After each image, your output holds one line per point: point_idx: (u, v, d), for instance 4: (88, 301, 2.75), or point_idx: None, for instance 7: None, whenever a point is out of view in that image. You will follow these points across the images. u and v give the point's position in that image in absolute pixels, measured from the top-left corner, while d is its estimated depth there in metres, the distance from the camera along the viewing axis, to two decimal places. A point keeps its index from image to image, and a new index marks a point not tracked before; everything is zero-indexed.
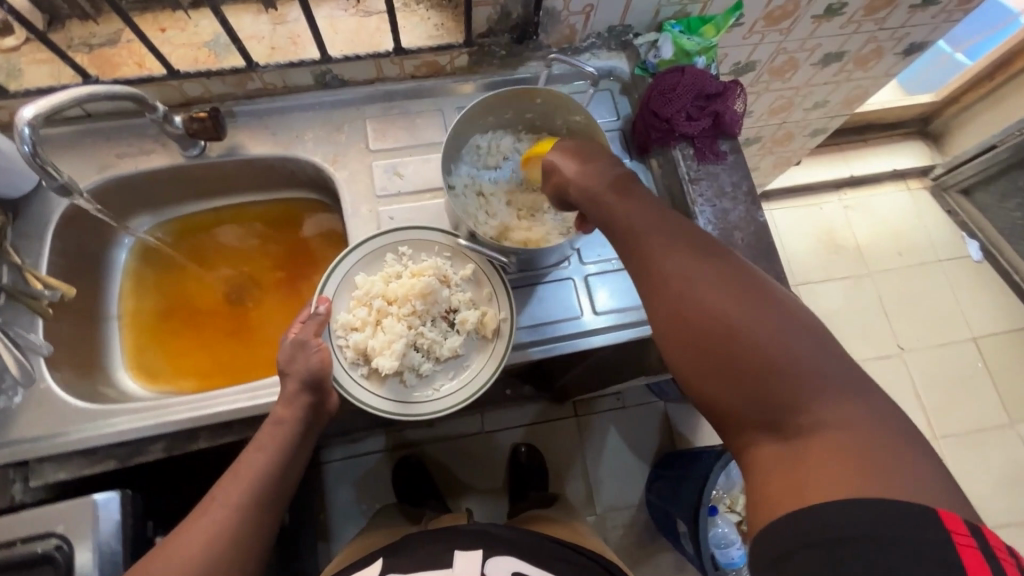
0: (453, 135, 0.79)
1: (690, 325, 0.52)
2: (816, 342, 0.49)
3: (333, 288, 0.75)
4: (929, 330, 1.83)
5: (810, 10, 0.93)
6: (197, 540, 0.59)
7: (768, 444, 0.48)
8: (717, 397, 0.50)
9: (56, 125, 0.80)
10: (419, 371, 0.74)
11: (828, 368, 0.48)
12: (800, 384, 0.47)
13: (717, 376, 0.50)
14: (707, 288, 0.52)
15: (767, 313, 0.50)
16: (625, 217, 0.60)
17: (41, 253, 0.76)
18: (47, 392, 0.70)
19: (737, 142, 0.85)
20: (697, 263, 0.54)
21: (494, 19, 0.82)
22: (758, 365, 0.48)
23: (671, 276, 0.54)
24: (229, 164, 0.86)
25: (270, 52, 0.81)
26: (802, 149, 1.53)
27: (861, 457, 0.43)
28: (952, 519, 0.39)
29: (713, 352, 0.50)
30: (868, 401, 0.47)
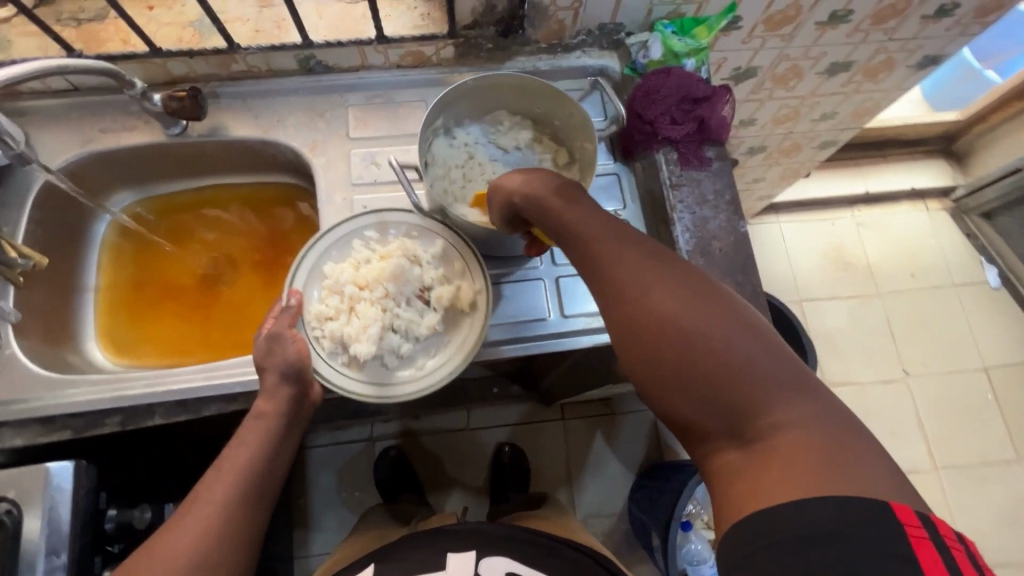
0: (477, 91, 0.80)
1: (644, 332, 0.49)
2: (765, 343, 0.47)
3: (302, 280, 0.73)
4: (938, 357, 1.76)
5: (814, 16, 0.89)
6: (189, 538, 0.57)
7: (729, 451, 0.46)
8: (675, 406, 0.48)
9: (43, 97, 0.81)
10: (400, 352, 0.72)
11: (779, 368, 0.46)
12: (758, 386, 0.45)
13: (673, 383, 0.47)
14: (659, 292, 0.50)
15: (719, 314, 0.48)
16: (574, 222, 0.58)
17: (18, 222, 0.77)
18: (11, 358, 0.72)
19: (723, 149, 0.83)
20: (647, 266, 0.52)
21: (479, 12, 0.80)
22: (713, 369, 0.46)
23: (622, 281, 0.52)
24: (209, 145, 0.86)
25: (253, 35, 0.80)
26: (810, 161, 1.48)
27: (820, 456, 0.42)
28: (903, 511, 0.39)
29: (668, 358, 0.48)
30: (819, 398, 0.45)
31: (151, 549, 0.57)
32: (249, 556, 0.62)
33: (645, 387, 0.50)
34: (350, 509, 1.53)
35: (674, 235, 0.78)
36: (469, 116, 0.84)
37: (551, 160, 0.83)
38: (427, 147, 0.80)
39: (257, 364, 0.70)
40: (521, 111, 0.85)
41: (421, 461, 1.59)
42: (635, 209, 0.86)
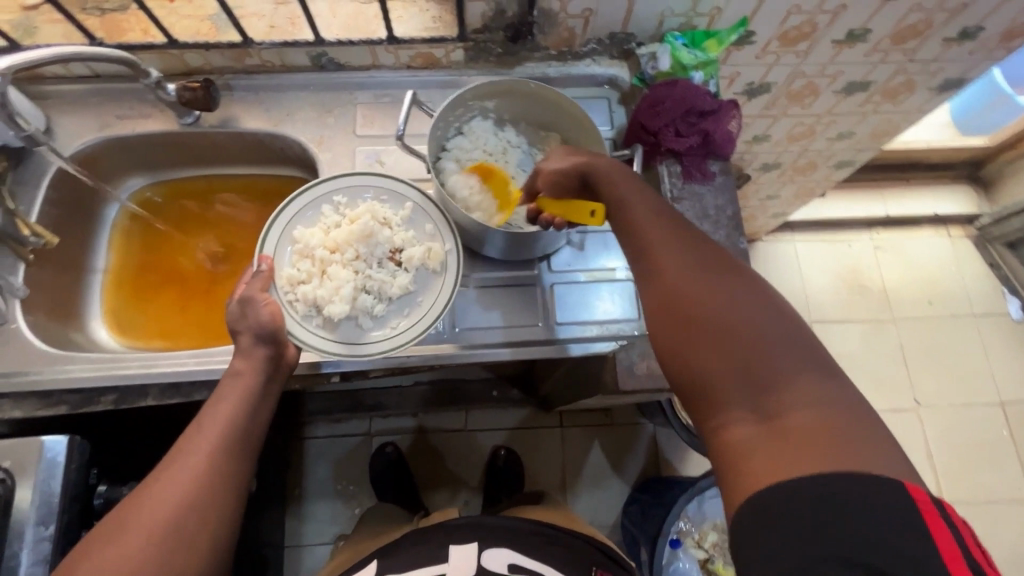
0: (544, 101, 0.81)
1: (683, 301, 0.52)
2: (795, 330, 0.49)
3: (273, 245, 0.76)
4: (952, 388, 1.71)
5: (830, 32, 0.88)
6: (172, 492, 0.58)
7: (744, 422, 0.46)
8: (698, 371, 0.49)
9: (65, 83, 0.84)
10: (373, 313, 0.74)
11: (805, 352, 0.47)
12: (784, 362, 0.46)
13: (703, 348, 0.49)
14: (703, 272, 0.53)
15: (756, 299, 0.51)
16: (624, 205, 0.61)
17: (33, 203, 0.80)
18: (16, 332, 0.75)
19: (728, 164, 0.82)
20: (692, 251, 0.56)
21: (489, 16, 0.80)
22: (742, 339, 0.48)
23: (665, 258, 0.55)
24: (221, 136, 0.88)
25: (268, 31, 0.82)
26: (827, 180, 1.45)
27: (837, 435, 0.42)
28: (918, 489, 0.39)
29: (701, 325, 0.50)
30: (844, 388, 0.46)
31: (136, 501, 0.58)
32: (237, 504, 0.62)
33: (671, 355, 0.51)
34: (344, 502, 1.54)
35: None
36: (526, 120, 0.86)
37: None
38: (469, 118, 0.84)
39: (230, 329, 0.69)
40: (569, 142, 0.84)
41: (416, 458, 1.59)
42: None
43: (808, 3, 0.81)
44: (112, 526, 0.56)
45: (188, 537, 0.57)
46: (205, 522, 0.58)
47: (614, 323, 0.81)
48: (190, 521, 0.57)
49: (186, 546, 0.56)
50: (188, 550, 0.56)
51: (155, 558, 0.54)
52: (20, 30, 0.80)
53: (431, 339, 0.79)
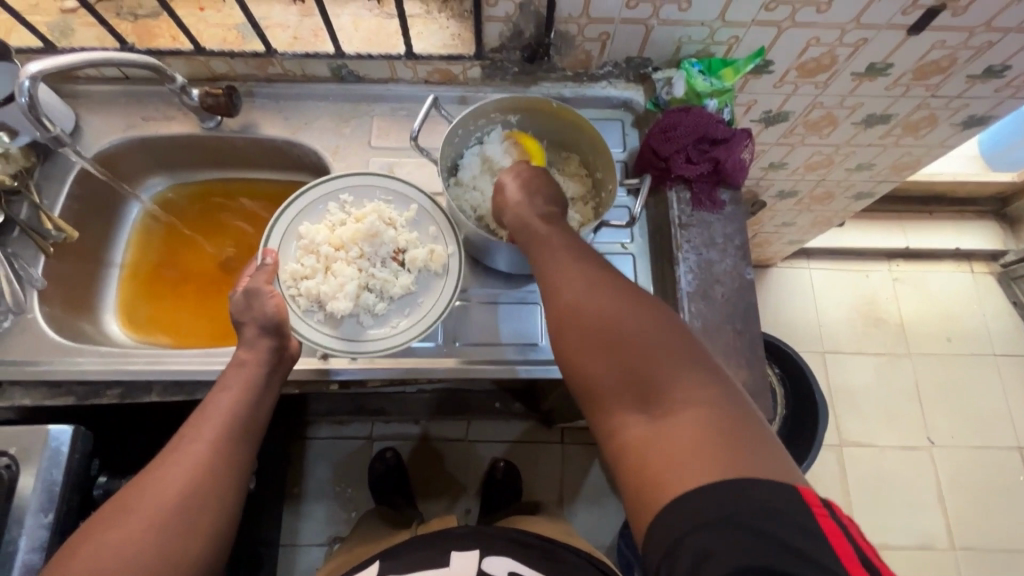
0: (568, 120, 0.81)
1: (574, 308, 0.53)
2: (677, 334, 0.51)
3: (279, 239, 0.77)
4: (967, 429, 1.65)
5: (850, 65, 0.87)
6: (176, 478, 0.60)
7: (636, 422, 0.48)
8: (591, 377, 0.50)
9: (96, 83, 0.87)
10: (374, 311, 0.75)
11: (687, 356, 0.49)
12: (669, 364, 0.48)
13: (594, 355, 0.50)
14: (595, 279, 0.54)
15: (642, 304, 0.52)
16: (538, 228, 0.62)
17: (57, 198, 0.84)
18: (32, 323, 0.77)
19: (739, 193, 0.82)
20: (587, 260, 0.57)
21: (506, 36, 0.82)
22: (628, 346, 0.49)
23: (562, 268, 0.56)
24: (240, 140, 0.91)
25: (292, 41, 0.84)
26: (845, 210, 1.43)
27: (717, 433, 0.44)
28: (810, 493, 0.42)
29: (593, 332, 0.51)
30: (726, 388, 0.48)
31: (139, 485, 0.60)
32: (239, 493, 0.64)
33: (565, 361, 0.53)
34: (340, 504, 1.55)
35: (676, 276, 0.77)
36: (548, 139, 0.86)
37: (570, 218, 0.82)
38: (491, 129, 0.83)
39: (235, 320, 0.72)
40: (589, 164, 0.84)
41: (416, 464, 1.60)
42: (643, 245, 0.85)
43: (827, 36, 0.81)
44: (115, 509, 0.58)
45: (187, 523, 0.59)
46: (203, 508, 0.60)
47: None
48: (189, 506, 0.59)
49: (188, 531, 0.58)
50: (190, 536, 0.58)
51: (157, 542, 0.56)
52: (57, 32, 0.83)
53: (429, 353, 0.79)
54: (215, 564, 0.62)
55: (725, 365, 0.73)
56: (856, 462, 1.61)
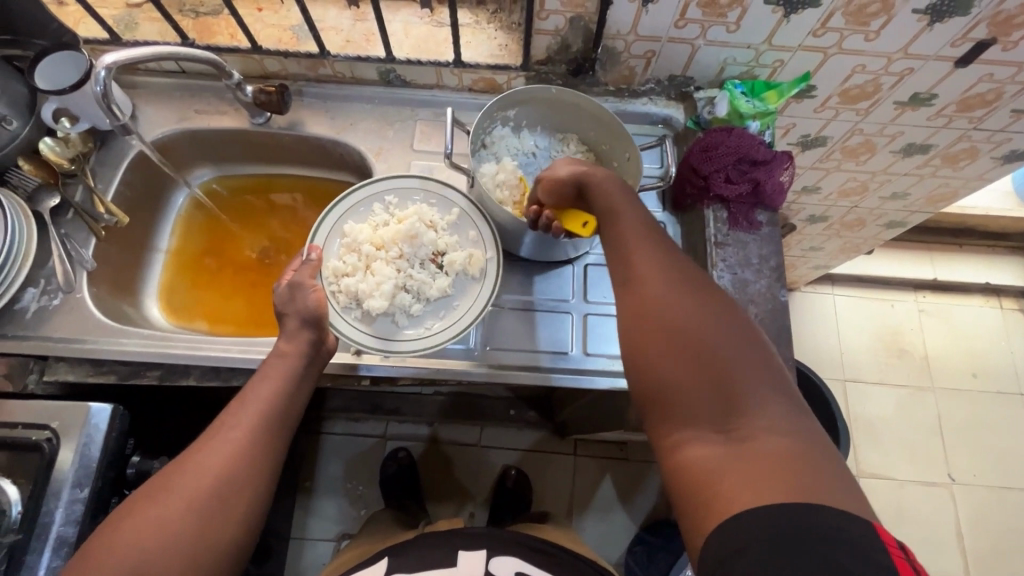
0: (565, 104, 0.84)
1: (660, 316, 0.54)
2: (758, 357, 0.52)
3: (322, 237, 0.80)
4: (990, 469, 1.62)
5: (894, 94, 0.88)
6: (214, 463, 0.61)
7: (708, 438, 0.48)
8: (665, 385, 0.51)
9: (154, 76, 0.91)
10: (410, 312, 0.77)
11: (766, 380, 0.50)
12: (753, 387, 0.49)
13: (677, 366, 0.51)
14: (686, 290, 0.55)
15: (731, 323, 0.54)
16: (623, 216, 0.62)
17: (111, 182, 0.87)
18: (80, 302, 0.80)
19: (775, 215, 0.82)
20: (676, 269, 0.57)
21: (553, 49, 0.83)
22: (713, 362, 0.50)
23: (645, 270, 0.57)
24: (287, 137, 0.93)
25: (344, 45, 0.87)
26: (875, 238, 1.42)
27: (792, 462, 0.45)
28: (885, 532, 0.41)
29: (675, 340, 0.52)
30: (803, 421, 0.49)
31: (178, 469, 0.61)
32: (271, 482, 0.65)
33: (640, 366, 0.53)
34: (351, 501, 1.56)
35: None
36: (543, 125, 0.89)
37: None
38: (491, 127, 0.85)
39: (278, 311, 0.73)
40: (589, 141, 0.87)
41: (428, 466, 1.60)
42: None
43: (873, 64, 0.81)
44: (155, 488, 0.60)
45: (222, 509, 0.60)
46: (238, 494, 0.61)
47: None
48: (224, 491, 0.60)
49: (224, 516, 0.60)
50: (225, 521, 0.60)
51: (195, 524, 0.58)
52: (122, 25, 0.87)
53: (460, 356, 0.80)
54: (245, 550, 0.63)
55: None
56: (873, 494, 1.58)
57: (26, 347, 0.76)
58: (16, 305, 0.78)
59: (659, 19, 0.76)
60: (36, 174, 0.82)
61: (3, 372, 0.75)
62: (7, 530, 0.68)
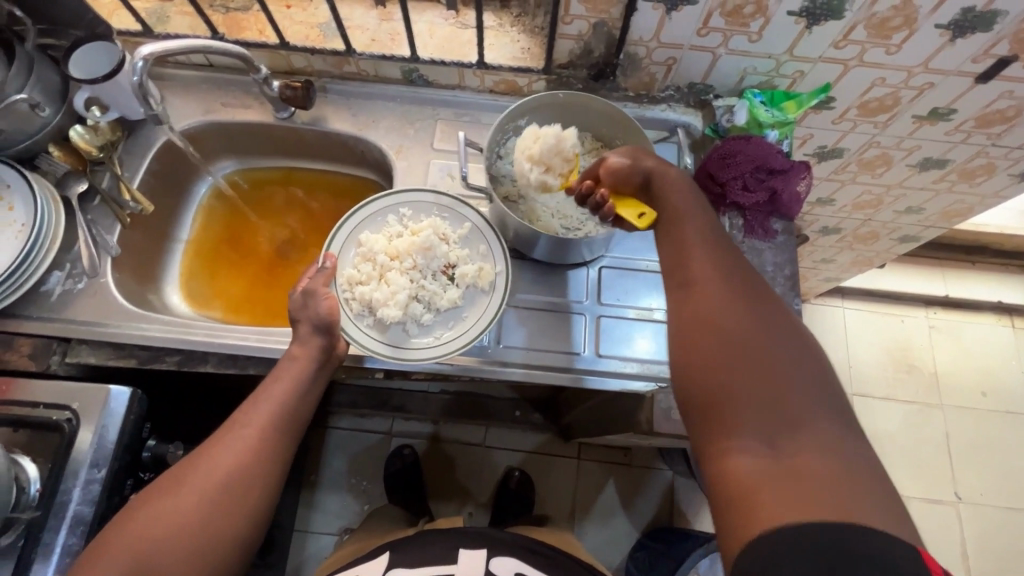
0: (571, 104, 0.85)
1: (719, 324, 0.54)
2: (814, 371, 0.52)
3: (339, 245, 0.82)
4: (998, 489, 1.60)
5: (913, 108, 0.88)
6: (226, 458, 0.62)
7: (757, 445, 0.47)
8: (714, 388, 0.51)
9: (183, 68, 0.93)
10: (420, 321, 0.78)
11: (820, 394, 0.50)
12: (810, 405, 0.49)
13: (732, 372, 0.51)
14: (751, 305, 0.56)
15: (794, 341, 0.54)
16: (683, 219, 0.64)
17: (137, 170, 0.89)
18: (103, 286, 0.82)
19: (791, 224, 0.83)
20: (740, 281, 0.58)
21: (576, 54, 0.84)
22: (770, 374, 0.50)
23: (701, 276, 0.58)
24: (310, 133, 0.95)
25: (370, 43, 0.88)
26: (887, 252, 1.41)
27: (840, 480, 0.44)
28: (930, 559, 0.40)
29: (727, 344, 0.53)
30: (857, 441, 0.48)
31: (193, 462, 0.63)
32: (281, 478, 0.67)
33: (693, 370, 0.54)
34: (355, 496, 1.56)
35: None
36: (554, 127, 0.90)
37: None
38: (506, 139, 0.86)
39: (291, 317, 0.74)
40: (602, 136, 0.88)
41: (432, 464, 1.60)
42: None
43: (893, 77, 0.82)
44: (168, 482, 0.61)
45: (232, 505, 0.61)
46: (249, 491, 0.62)
47: (655, 363, 0.81)
48: (235, 487, 0.61)
49: (234, 509, 0.61)
50: (234, 514, 0.61)
51: (205, 516, 0.59)
52: (154, 18, 0.89)
53: (473, 353, 0.81)
54: (253, 544, 0.64)
55: None
56: None
57: (51, 328, 0.78)
58: (42, 287, 0.80)
59: (682, 27, 0.77)
60: (66, 161, 0.84)
61: (29, 352, 0.77)
62: (25, 507, 0.69)
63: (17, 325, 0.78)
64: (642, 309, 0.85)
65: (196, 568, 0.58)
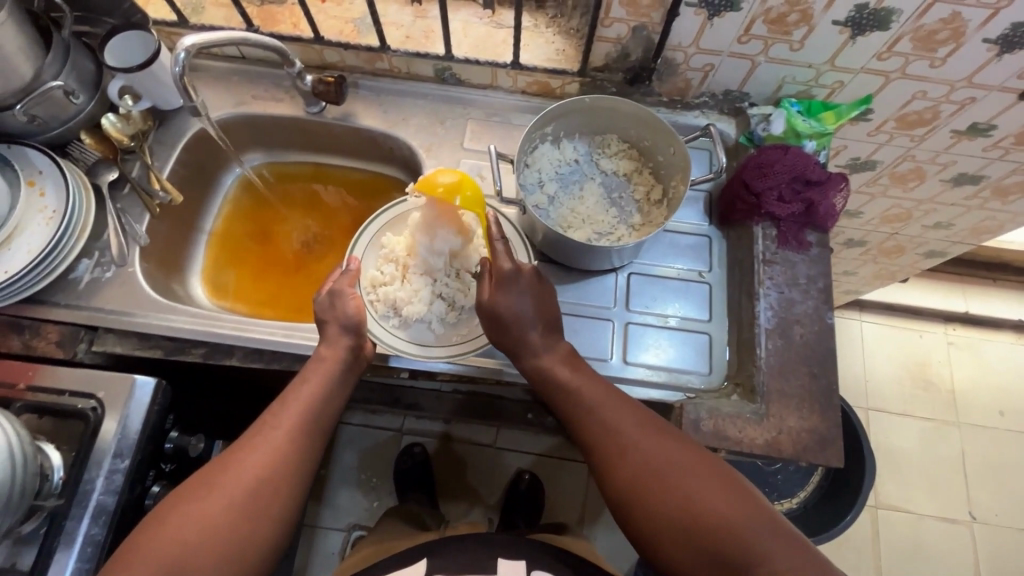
0: (600, 107, 0.84)
1: (644, 503, 0.59)
2: (724, 490, 0.57)
3: (362, 250, 0.83)
4: (1014, 511, 1.58)
5: (952, 122, 0.87)
6: (259, 458, 0.62)
7: None
8: (667, 553, 0.58)
9: (217, 60, 0.93)
10: (445, 318, 0.80)
11: (741, 513, 0.56)
12: (749, 541, 0.54)
13: (680, 544, 0.57)
14: (657, 466, 0.60)
15: (701, 476, 0.59)
16: (557, 375, 0.69)
17: (167, 161, 0.89)
18: (131, 276, 0.82)
19: (826, 236, 0.81)
20: (627, 430, 0.63)
21: (612, 57, 0.84)
22: (698, 528, 0.56)
23: (600, 439, 0.64)
24: (339, 128, 0.95)
25: (404, 40, 0.88)
26: (911, 267, 1.39)
27: None
28: None
29: (654, 509, 0.59)
30: (791, 541, 0.54)
31: (224, 462, 0.63)
32: (310, 476, 0.67)
33: (651, 544, 0.59)
34: (364, 492, 1.56)
35: (756, 310, 0.77)
36: (583, 131, 0.89)
37: (640, 194, 0.86)
38: (534, 146, 0.86)
39: (318, 318, 0.74)
40: (630, 139, 0.88)
41: (442, 463, 1.60)
42: (722, 276, 0.86)
43: (935, 91, 0.81)
44: (200, 481, 0.61)
45: (262, 505, 0.61)
46: (279, 490, 0.62)
47: (681, 372, 0.81)
48: (266, 485, 0.61)
49: (267, 507, 0.61)
50: (266, 513, 0.61)
51: (238, 517, 0.59)
52: (189, 8, 0.89)
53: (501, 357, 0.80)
54: (283, 542, 0.64)
55: (797, 407, 0.73)
56: (891, 527, 1.55)
57: (80, 317, 0.79)
58: (71, 274, 0.81)
59: (722, 33, 0.76)
60: (97, 149, 0.85)
61: (56, 339, 0.77)
62: (49, 495, 0.69)
63: (46, 312, 0.78)
64: (670, 317, 0.84)
65: (230, 567, 0.58)
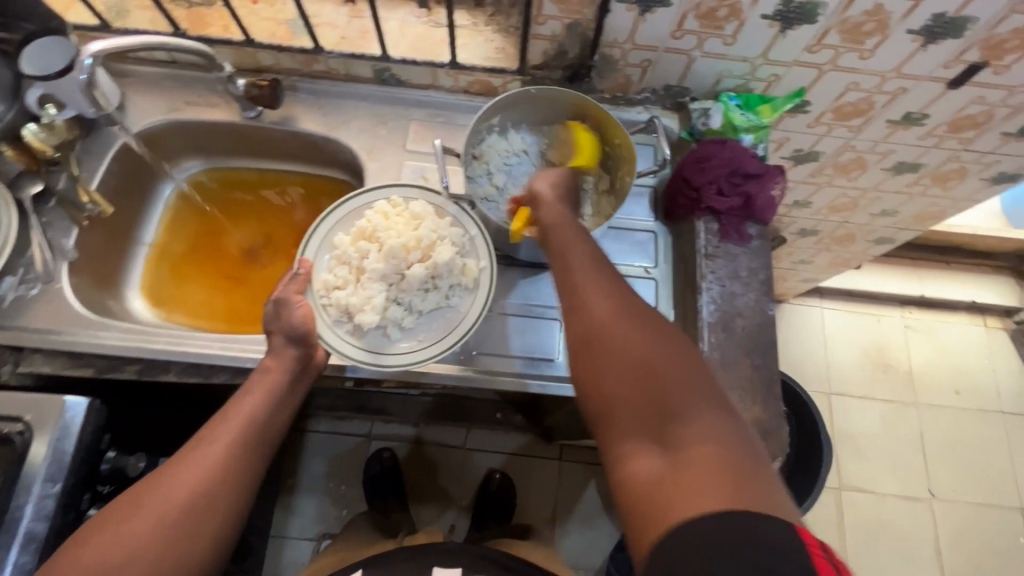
0: (547, 96, 0.83)
1: (599, 342, 0.53)
2: (682, 353, 0.52)
3: (314, 249, 0.80)
4: (970, 486, 1.63)
5: (885, 113, 0.88)
6: (191, 475, 0.60)
7: (647, 454, 0.48)
8: (602, 392, 0.51)
9: (147, 65, 0.90)
10: (402, 324, 0.77)
11: (691, 376, 0.50)
12: (689, 400, 0.48)
13: (621, 393, 0.50)
14: (622, 312, 0.54)
15: (665, 338, 0.53)
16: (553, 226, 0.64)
17: (96, 170, 0.86)
18: (59, 292, 0.79)
19: (766, 228, 0.82)
20: (610, 279, 0.57)
21: (550, 54, 0.83)
22: (640, 376, 0.50)
23: (576, 278, 0.58)
24: (279, 132, 0.92)
25: (339, 41, 0.86)
26: (863, 254, 1.42)
27: (730, 469, 0.45)
28: (807, 533, 0.41)
29: (606, 349, 0.52)
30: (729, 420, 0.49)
31: (157, 479, 0.60)
32: (248, 494, 0.64)
33: (590, 386, 0.53)
34: (333, 500, 1.54)
35: (698, 304, 0.78)
36: (536, 122, 0.87)
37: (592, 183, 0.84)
38: (480, 139, 0.85)
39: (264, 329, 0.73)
40: None
41: (411, 467, 1.58)
42: (668, 271, 0.86)
43: (867, 82, 0.82)
44: (131, 499, 0.59)
45: (192, 527, 0.58)
46: (213, 510, 0.60)
47: None
48: (197, 505, 0.59)
49: (197, 529, 0.58)
50: (197, 535, 0.58)
51: (164, 533, 0.57)
52: (112, 12, 0.86)
53: (446, 360, 0.80)
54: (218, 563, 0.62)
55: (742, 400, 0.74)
56: (855, 508, 1.59)
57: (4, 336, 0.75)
58: None
59: (656, 28, 0.76)
60: (20, 160, 0.80)
61: None
62: None
63: None
64: None
65: None
